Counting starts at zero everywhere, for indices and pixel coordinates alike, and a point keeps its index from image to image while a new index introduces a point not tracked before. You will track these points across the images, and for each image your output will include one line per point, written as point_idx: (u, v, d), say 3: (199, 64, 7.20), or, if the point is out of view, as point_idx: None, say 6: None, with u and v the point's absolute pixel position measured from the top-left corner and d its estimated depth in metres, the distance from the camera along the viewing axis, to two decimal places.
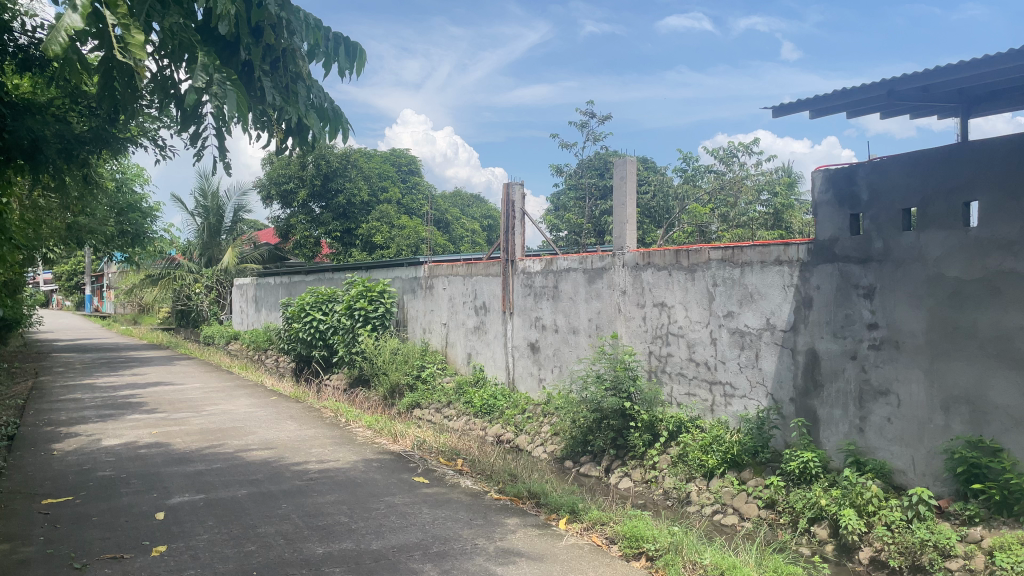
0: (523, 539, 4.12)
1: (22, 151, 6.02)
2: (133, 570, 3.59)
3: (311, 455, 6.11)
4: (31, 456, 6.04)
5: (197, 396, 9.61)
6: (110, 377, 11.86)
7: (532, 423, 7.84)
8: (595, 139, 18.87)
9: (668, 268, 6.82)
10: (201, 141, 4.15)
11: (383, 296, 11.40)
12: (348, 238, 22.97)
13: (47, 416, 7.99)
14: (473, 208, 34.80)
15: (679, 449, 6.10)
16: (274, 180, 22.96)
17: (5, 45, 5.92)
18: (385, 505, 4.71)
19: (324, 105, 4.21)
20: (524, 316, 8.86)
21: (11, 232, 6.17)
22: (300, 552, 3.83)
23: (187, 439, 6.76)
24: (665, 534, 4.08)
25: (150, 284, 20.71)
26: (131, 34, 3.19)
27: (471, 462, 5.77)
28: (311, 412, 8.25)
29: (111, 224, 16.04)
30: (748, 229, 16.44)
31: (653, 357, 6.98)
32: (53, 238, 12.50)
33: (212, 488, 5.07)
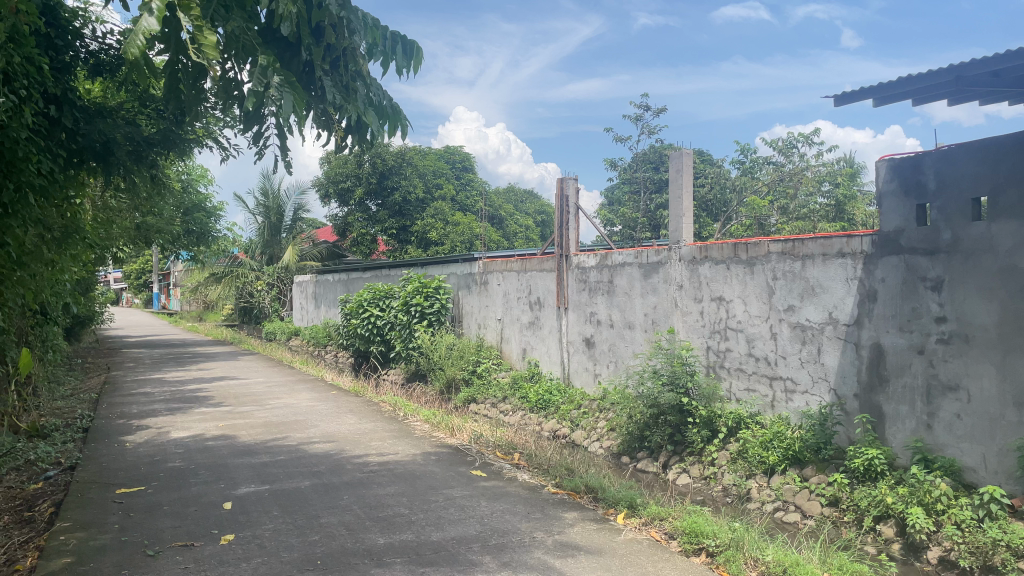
0: (581, 533, 4.12)
1: (95, 154, 6.25)
2: (203, 558, 3.71)
3: (371, 448, 6.21)
4: (105, 448, 6.28)
5: (261, 390, 9.87)
6: (178, 371, 12.26)
7: (588, 418, 7.82)
8: (651, 132, 18.75)
9: (726, 261, 6.72)
10: (262, 141, 4.24)
11: (439, 292, 11.49)
12: (404, 235, 23.21)
13: (120, 409, 8.31)
14: (527, 205, 34.95)
15: (739, 445, 6.00)
16: (332, 179, 23.33)
17: (78, 52, 6.12)
18: (445, 497, 4.76)
19: (383, 103, 4.34)
20: (579, 312, 8.83)
21: (84, 231, 6.39)
22: (362, 543, 3.91)
23: (252, 432, 6.95)
24: (725, 530, 4.02)
25: (214, 282, 21.34)
26: (204, 35, 3.30)
27: (528, 456, 5.78)
28: (370, 406, 8.37)
29: (178, 224, 16.56)
30: (809, 222, 16.13)
31: (710, 352, 6.89)
32: (122, 238, 12.95)
33: (277, 479, 5.20)
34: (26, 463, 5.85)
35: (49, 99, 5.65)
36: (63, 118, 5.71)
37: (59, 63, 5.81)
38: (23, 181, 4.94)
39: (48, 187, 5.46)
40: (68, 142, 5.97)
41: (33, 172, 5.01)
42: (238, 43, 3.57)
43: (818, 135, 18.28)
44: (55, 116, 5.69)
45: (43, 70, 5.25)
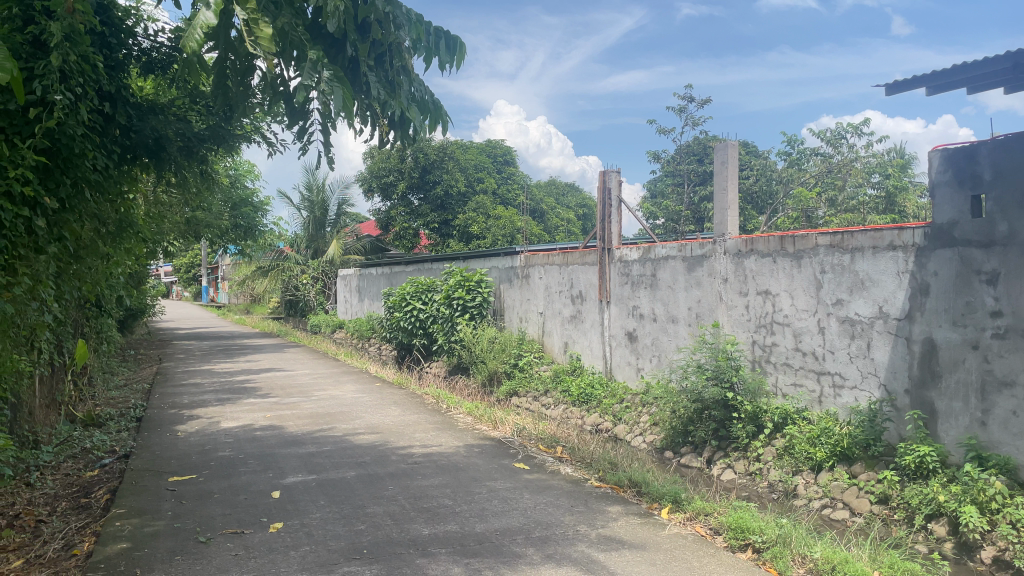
0: (625, 527, 4.11)
1: (147, 150, 6.41)
2: (253, 545, 3.79)
3: (415, 440, 6.27)
4: (157, 437, 6.45)
5: (307, 382, 10.03)
6: (227, 363, 12.51)
7: (631, 413, 7.78)
8: (695, 123, 18.57)
9: (772, 254, 6.62)
10: (308, 136, 4.31)
11: (480, 286, 11.52)
12: (446, 229, 23.31)
13: (172, 399, 8.52)
14: (569, 198, 34.86)
15: (785, 441, 5.92)
16: (375, 173, 23.54)
17: (131, 51, 6.27)
18: (488, 489, 4.79)
19: (425, 98, 4.37)
20: (622, 305, 8.78)
21: (137, 225, 6.56)
22: (407, 533, 3.95)
23: (299, 422, 7.06)
24: (772, 526, 3.98)
25: (261, 275, 21.75)
26: (260, 28, 3.41)
27: (571, 450, 5.78)
28: (414, 398, 8.45)
29: (226, 219, 16.89)
30: (858, 214, 15.82)
31: (756, 347, 6.80)
32: (173, 233, 13.24)
33: (323, 469, 5.29)
34: (83, 451, 6.05)
35: (104, 97, 5.81)
36: (118, 115, 5.87)
37: (113, 61, 5.96)
38: (79, 177, 5.09)
39: (104, 182, 5.61)
40: (122, 138, 6.13)
41: (89, 168, 5.16)
42: (286, 40, 3.64)
43: (868, 125, 17.91)
44: (110, 113, 5.85)
45: (98, 68, 5.39)
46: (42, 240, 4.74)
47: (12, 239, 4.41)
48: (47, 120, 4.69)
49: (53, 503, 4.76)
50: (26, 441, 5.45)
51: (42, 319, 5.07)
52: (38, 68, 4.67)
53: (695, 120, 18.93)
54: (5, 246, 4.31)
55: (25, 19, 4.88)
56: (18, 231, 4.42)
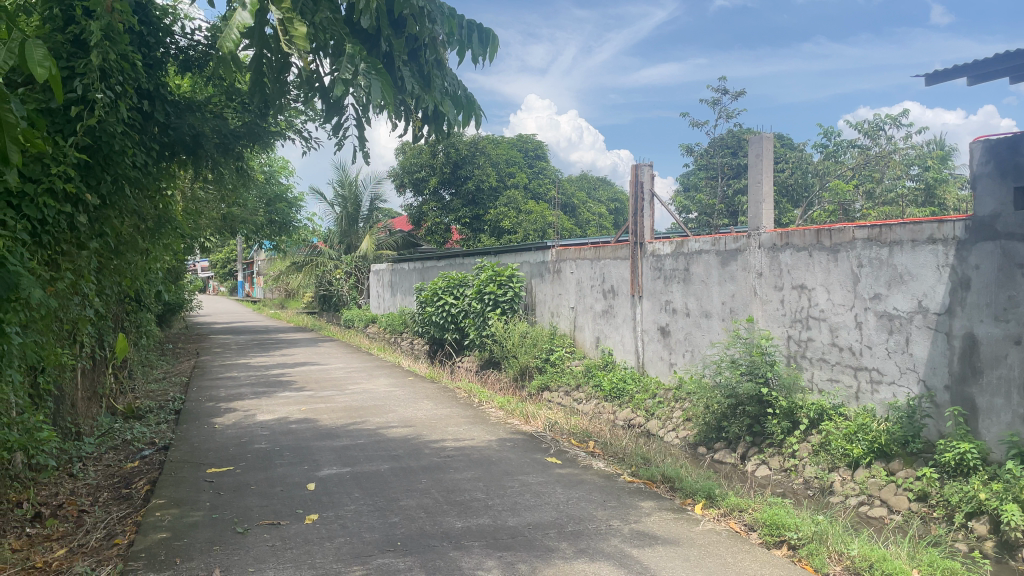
0: (658, 522, 4.09)
1: (185, 146, 6.52)
2: (289, 536, 3.84)
3: (448, 433, 6.31)
4: (195, 429, 6.56)
5: (340, 376, 10.13)
6: (263, 357, 12.68)
7: (664, 408, 7.74)
8: (728, 116, 18.41)
9: (808, 248, 6.53)
10: (342, 131, 4.38)
11: (512, 280, 11.50)
12: (478, 224, 23.35)
13: (209, 392, 8.66)
14: (600, 192, 34.71)
15: (821, 437, 5.84)
16: (407, 169, 23.65)
17: (169, 49, 6.38)
18: (520, 483, 4.80)
19: (458, 93, 4.38)
20: (654, 300, 8.73)
21: (175, 221, 6.68)
22: (440, 526, 3.98)
23: (333, 416, 7.14)
24: (807, 522, 3.94)
25: (296, 270, 22.02)
26: (295, 27, 3.43)
27: (603, 445, 5.76)
28: (446, 392, 8.49)
29: (261, 214, 17.12)
30: (896, 207, 15.56)
31: (791, 342, 6.72)
32: (209, 229, 13.45)
33: (358, 462, 5.34)
34: (124, 443, 6.18)
35: (142, 95, 5.90)
36: (156, 112, 5.96)
37: (151, 59, 6.05)
38: (119, 174, 5.18)
39: (142, 178, 5.70)
40: (161, 135, 6.24)
41: (129, 165, 5.25)
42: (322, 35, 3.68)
43: (907, 116, 17.59)
44: (149, 111, 5.94)
45: (137, 67, 5.49)
46: (84, 236, 4.87)
47: (55, 235, 4.53)
48: (88, 117, 4.79)
49: (95, 494, 4.87)
50: (69, 433, 5.58)
51: (85, 313, 5.19)
52: (79, 67, 4.78)
53: (729, 112, 18.73)
54: (48, 241, 4.42)
55: (67, 19, 4.99)
56: (61, 227, 4.53)
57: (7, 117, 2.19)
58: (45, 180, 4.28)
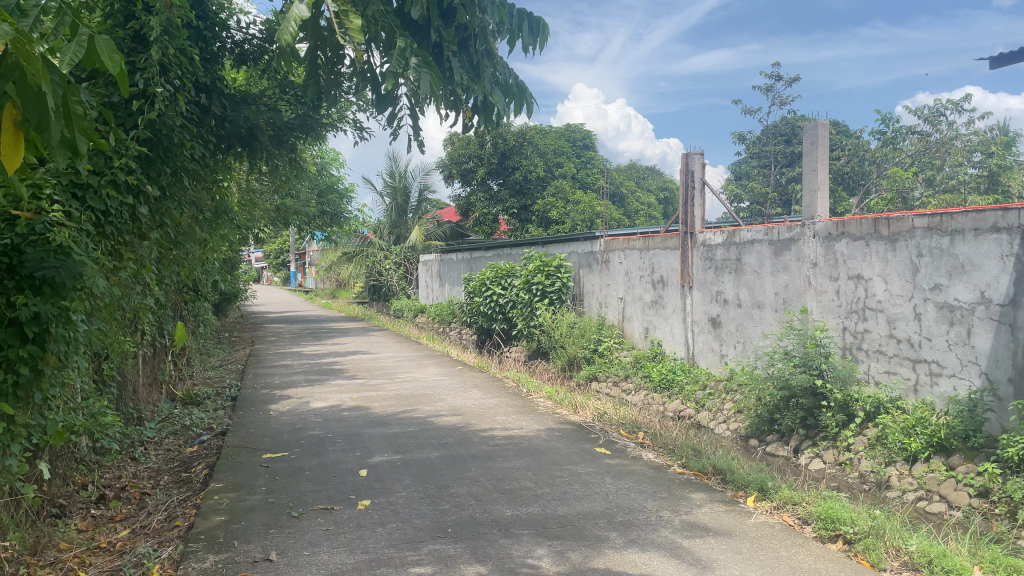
0: (710, 514, 4.06)
1: (241, 139, 6.65)
2: (342, 521, 3.92)
3: (497, 423, 6.34)
4: (251, 415, 6.72)
5: (390, 364, 10.26)
6: (316, 345, 12.90)
7: (714, 400, 7.66)
8: (781, 103, 18.12)
9: (865, 237, 6.37)
10: (396, 122, 4.45)
11: (559, 271, 11.41)
12: (525, 215, 23.34)
13: (264, 379, 8.87)
14: (649, 181, 34.38)
15: (878, 431, 5.72)
16: (455, 160, 23.73)
17: (225, 44, 6.52)
18: (569, 473, 4.81)
19: (509, 82, 4.41)
20: (704, 290, 8.62)
21: (231, 212, 6.84)
22: (491, 513, 4.01)
23: (384, 404, 7.24)
24: (864, 517, 3.86)
25: (347, 261, 22.39)
26: (350, 20, 3.47)
27: (653, 436, 5.72)
28: (495, 382, 8.54)
29: (313, 207, 17.41)
30: (958, 196, 15.12)
31: (847, 333, 6.58)
32: (263, 220, 13.74)
33: (408, 449, 5.41)
34: (183, 428, 6.37)
35: (200, 89, 6.04)
36: (213, 106, 6.09)
37: (208, 53, 6.17)
38: (178, 166, 5.32)
39: (201, 170, 5.84)
40: (218, 129, 6.38)
41: (187, 156, 5.38)
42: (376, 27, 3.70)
43: (970, 101, 17.06)
44: (206, 104, 6.07)
45: (194, 61, 5.61)
46: (145, 227, 5.02)
47: (118, 226, 4.67)
48: (149, 111, 4.93)
49: (156, 477, 5.04)
50: (132, 418, 5.77)
51: (145, 301, 5.34)
52: (140, 62, 4.94)
53: (783, 99, 18.37)
54: (112, 233, 4.56)
55: (127, 15, 5.14)
56: (123, 218, 4.67)
57: (75, 109, 2.30)
58: (108, 173, 4.43)
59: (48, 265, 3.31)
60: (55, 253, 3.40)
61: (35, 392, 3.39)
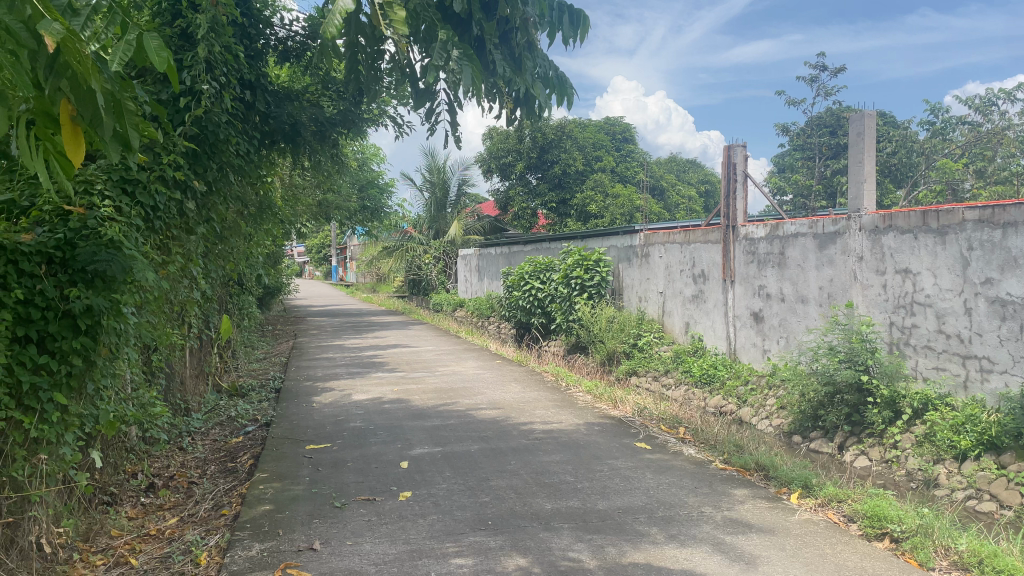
0: (753, 510, 4.01)
1: (284, 135, 6.74)
2: (384, 511, 3.96)
3: (535, 417, 6.35)
4: (295, 406, 6.83)
5: (429, 358, 10.33)
6: (357, 339, 13.04)
7: (756, 395, 7.56)
8: (825, 94, 17.82)
9: (913, 230, 6.23)
10: (435, 116, 4.47)
11: (598, 265, 11.38)
12: (564, 209, 23.27)
13: (306, 372, 8.99)
14: (690, 174, 34.03)
15: (926, 428, 5.60)
16: (494, 154, 23.94)
17: (269, 41, 6.61)
18: (609, 467, 4.79)
19: (550, 74, 4.41)
20: (746, 285, 8.51)
21: (275, 207, 6.96)
22: (531, 507, 4.02)
23: (424, 397, 7.29)
24: (912, 515, 3.78)
25: (387, 255, 22.59)
26: (394, 12, 3.48)
27: (694, 431, 5.68)
28: (534, 376, 8.55)
29: (354, 201, 17.58)
30: (1010, 188, 14.75)
31: (894, 328, 6.44)
32: (305, 215, 13.95)
33: (448, 442, 5.44)
34: (229, 419, 6.50)
35: (245, 86, 6.14)
36: (258, 102, 6.19)
37: (252, 50, 6.28)
38: (223, 162, 5.42)
39: (245, 166, 5.95)
40: (262, 125, 6.49)
41: (232, 153, 5.48)
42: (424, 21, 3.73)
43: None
44: (251, 101, 6.18)
45: (239, 58, 5.71)
46: (192, 221, 5.13)
47: (166, 221, 4.77)
48: (195, 108, 5.02)
49: (203, 466, 5.15)
50: (180, 409, 5.90)
51: (192, 295, 5.46)
52: (186, 60, 5.05)
53: (828, 90, 18.00)
54: (160, 227, 4.66)
55: (174, 13, 5.26)
56: (171, 213, 4.78)
57: (127, 104, 2.36)
58: (156, 169, 4.52)
59: (100, 259, 3.40)
60: (106, 247, 3.48)
61: (87, 382, 3.48)
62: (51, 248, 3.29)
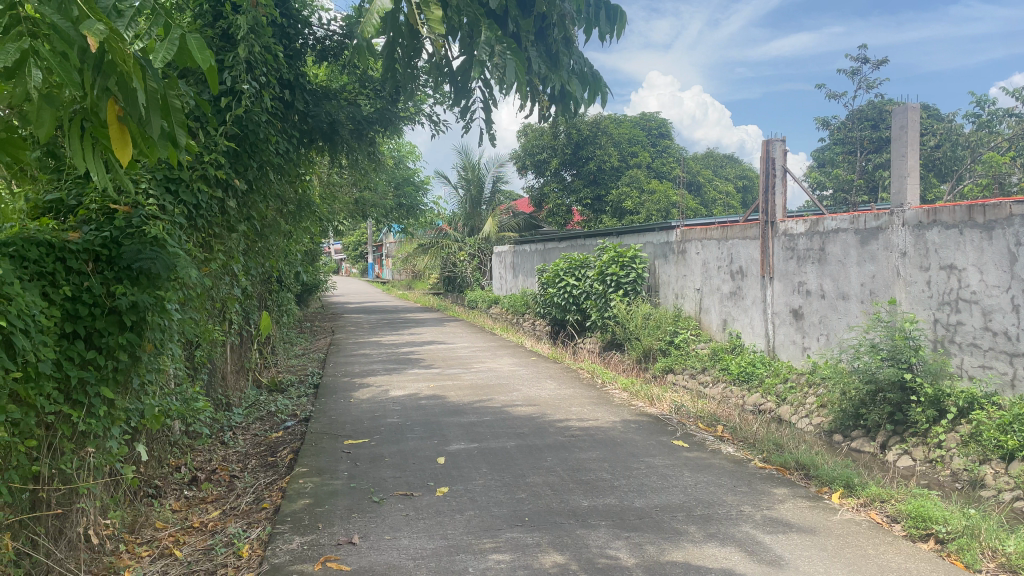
0: (793, 510, 3.96)
1: (322, 134, 6.81)
2: (422, 506, 3.99)
3: (571, 413, 6.34)
4: (333, 402, 6.91)
5: (465, 354, 10.37)
6: (393, 335, 13.15)
7: (796, 393, 7.46)
8: (867, 87, 17.49)
9: (958, 225, 6.09)
10: (470, 114, 4.49)
11: (634, 262, 11.34)
12: (599, 205, 23.16)
13: (344, 368, 9.09)
14: (727, 169, 33.66)
15: (971, 428, 5.47)
16: (529, 150, 24.05)
17: (307, 40, 6.68)
18: (646, 465, 4.77)
19: (584, 71, 4.40)
20: (786, 281, 8.40)
21: (313, 205, 7.05)
22: (567, 504, 4.02)
23: (461, 393, 7.33)
24: (958, 516, 3.70)
25: (422, 253, 22.74)
26: (433, 9, 3.50)
27: (732, 429, 5.63)
28: (569, 373, 8.53)
29: (390, 198, 17.73)
30: None
31: (939, 326, 6.30)
32: (343, 213, 14.10)
33: (485, 438, 5.46)
34: (269, 414, 6.61)
35: (284, 85, 6.22)
36: (297, 101, 6.27)
37: (291, 50, 6.37)
38: (264, 160, 5.50)
39: (285, 165, 6.05)
40: (301, 124, 6.56)
41: (272, 151, 5.56)
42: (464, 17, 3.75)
43: None
44: (290, 100, 6.26)
45: (279, 58, 5.79)
46: (233, 220, 5.22)
47: (209, 219, 4.86)
48: (236, 107, 5.10)
49: (244, 461, 5.24)
50: (221, 404, 6.00)
51: (233, 292, 5.56)
52: (227, 61, 5.13)
53: (870, 83, 17.68)
54: (202, 225, 4.75)
55: (216, 15, 5.35)
56: (213, 211, 4.86)
57: (172, 102, 2.42)
58: (199, 168, 4.60)
59: (145, 257, 3.47)
60: (149, 245, 3.55)
61: (133, 377, 3.57)
62: (98, 246, 3.36)
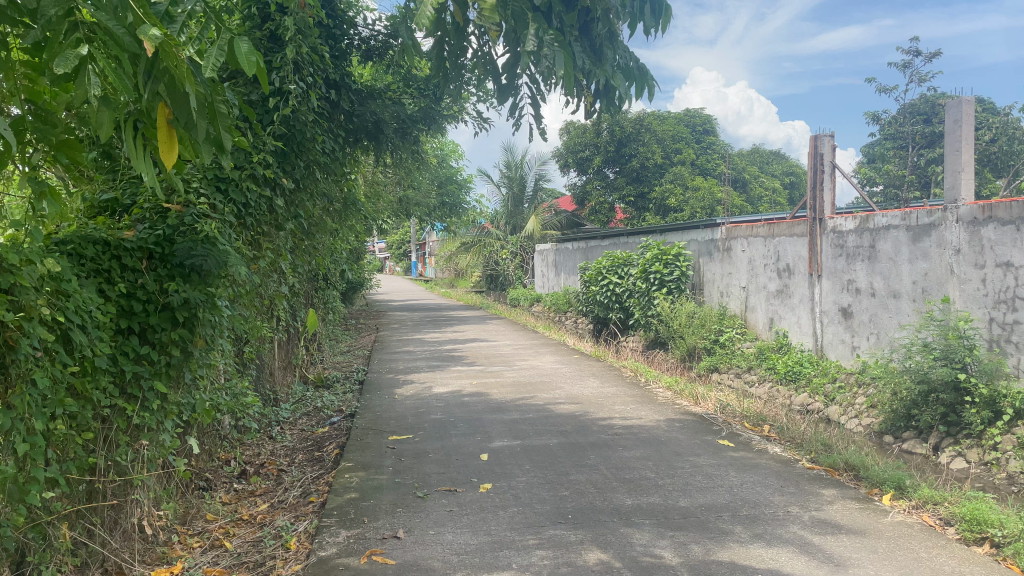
0: (843, 511, 3.89)
1: (367, 133, 6.88)
2: (466, 502, 4.02)
3: (615, 412, 6.32)
4: (377, 398, 6.99)
5: (508, 352, 10.39)
6: (437, 333, 13.23)
7: (845, 393, 7.32)
8: (919, 80, 17.06)
9: (1015, 221, 5.91)
10: (516, 110, 4.49)
11: (678, 260, 11.26)
12: (642, 203, 22.98)
13: (388, 365, 9.20)
14: (774, 166, 33.12)
15: None
16: (572, 149, 24.05)
17: (352, 39, 6.76)
18: (691, 464, 4.73)
19: (629, 65, 4.37)
20: (835, 279, 8.23)
21: (358, 203, 7.13)
22: (611, 502, 4.00)
23: (503, 390, 7.35)
24: (1015, 519, 3.58)
25: (465, 251, 22.87)
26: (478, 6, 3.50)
27: (779, 429, 5.55)
28: (612, 371, 8.49)
29: (433, 197, 17.87)
30: None
31: (994, 325, 6.11)
32: (387, 212, 14.27)
33: (527, 435, 5.47)
34: (315, 409, 6.72)
35: (330, 85, 6.30)
36: (342, 100, 6.36)
37: (337, 50, 6.44)
38: (310, 159, 5.59)
39: (331, 163, 6.13)
40: (347, 122, 6.63)
41: (318, 150, 5.64)
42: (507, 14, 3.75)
43: None
44: (336, 99, 6.33)
45: (325, 59, 5.88)
46: (281, 218, 5.32)
47: (257, 217, 4.95)
48: (283, 107, 5.18)
49: (292, 455, 5.34)
50: (270, 399, 6.11)
51: (281, 289, 5.65)
52: (276, 61, 5.21)
53: (922, 76, 17.21)
54: (251, 224, 4.85)
55: (264, 16, 5.44)
56: (262, 210, 4.95)
57: (219, 107, 2.46)
58: (247, 167, 4.68)
59: (197, 254, 3.55)
60: (201, 243, 3.63)
61: (185, 372, 3.65)
62: (151, 244, 3.45)
